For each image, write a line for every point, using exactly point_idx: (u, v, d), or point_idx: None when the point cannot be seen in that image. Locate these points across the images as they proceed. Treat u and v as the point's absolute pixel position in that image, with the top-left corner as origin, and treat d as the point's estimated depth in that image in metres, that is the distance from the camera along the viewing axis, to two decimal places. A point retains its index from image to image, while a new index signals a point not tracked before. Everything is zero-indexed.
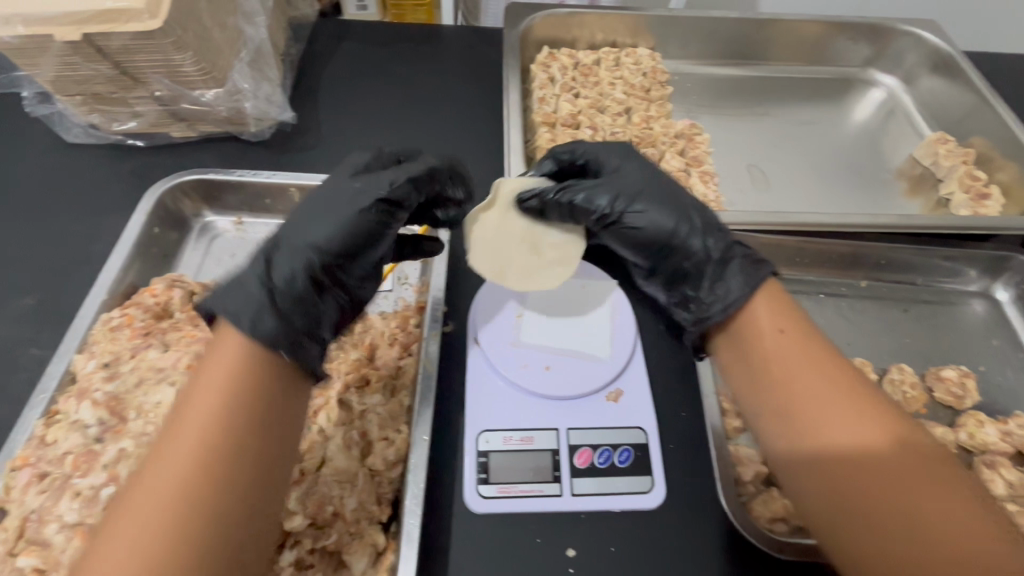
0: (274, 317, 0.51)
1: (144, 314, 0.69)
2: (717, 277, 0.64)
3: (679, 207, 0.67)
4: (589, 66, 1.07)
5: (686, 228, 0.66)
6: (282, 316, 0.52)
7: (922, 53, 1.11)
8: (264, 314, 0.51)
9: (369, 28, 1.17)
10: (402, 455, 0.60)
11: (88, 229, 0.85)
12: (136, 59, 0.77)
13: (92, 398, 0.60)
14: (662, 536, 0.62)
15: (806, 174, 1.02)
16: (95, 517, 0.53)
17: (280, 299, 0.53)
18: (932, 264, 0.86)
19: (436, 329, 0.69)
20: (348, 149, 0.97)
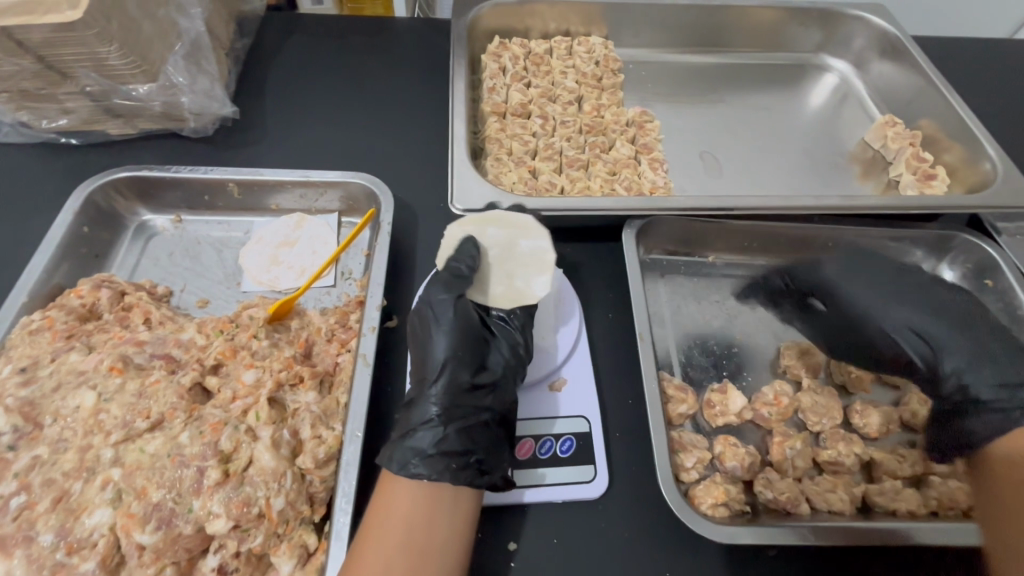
0: (463, 440, 0.57)
1: (68, 316, 0.66)
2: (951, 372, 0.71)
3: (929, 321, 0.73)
4: (541, 56, 1.05)
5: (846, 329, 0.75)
6: (469, 423, 0.58)
7: (871, 38, 1.12)
8: (444, 441, 0.56)
9: (317, 20, 1.14)
10: (334, 452, 0.59)
11: (17, 231, 0.82)
12: (60, 53, 0.74)
13: (4, 405, 0.57)
14: (604, 526, 0.61)
15: (759, 159, 1.02)
16: (3, 529, 0.51)
17: (435, 412, 0.58)
18: (880, 244, 0.86)
19: (374, 323, 0.68)
20: (293, 143, 0.95)
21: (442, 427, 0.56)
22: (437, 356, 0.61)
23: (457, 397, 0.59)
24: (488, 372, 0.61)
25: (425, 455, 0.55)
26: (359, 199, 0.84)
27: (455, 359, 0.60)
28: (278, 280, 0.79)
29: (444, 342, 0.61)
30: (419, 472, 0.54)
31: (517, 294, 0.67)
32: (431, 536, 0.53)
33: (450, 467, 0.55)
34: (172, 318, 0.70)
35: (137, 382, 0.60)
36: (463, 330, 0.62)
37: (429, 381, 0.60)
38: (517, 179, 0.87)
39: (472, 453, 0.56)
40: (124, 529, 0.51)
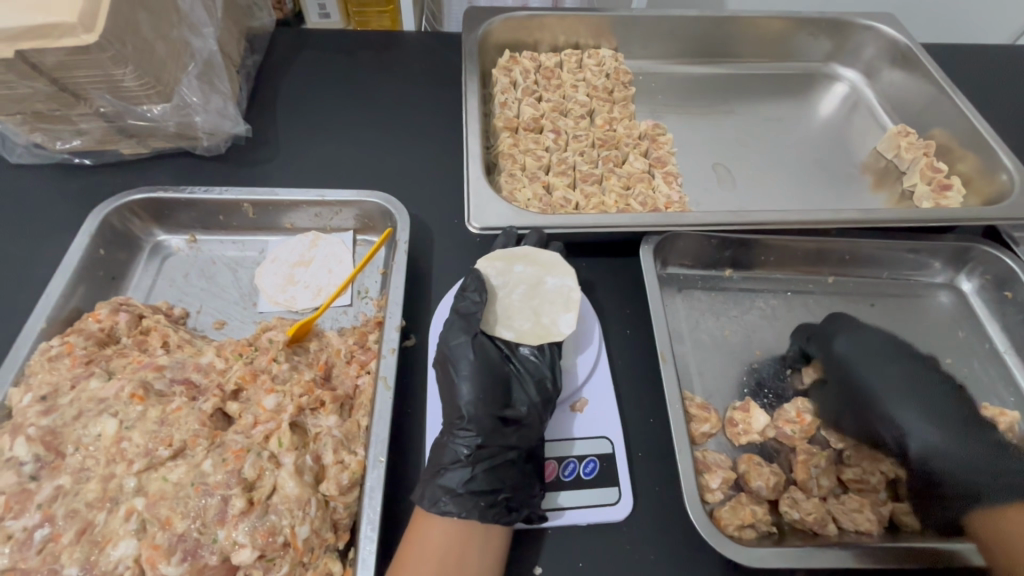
0: (490, 478, 0.58)
1: (87, 341, 0.66)
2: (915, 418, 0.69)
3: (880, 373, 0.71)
4: (552, 69, 1.05)
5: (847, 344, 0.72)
6: (496, 461, 0.59)
7: (882, 47, 1.11)
8: (471, 481, 0.57)
9: (327, 35, 1.14)
10: (357, 478, 0.58)
11: (32, 253, 0.82)
12: (75, 75, 0.74)
13: (26, 434, 0.57)
14: (630, 549, 0.60)
15: (772, 171, 1.01)
16: (28, 562, 0.51)
17: (462, 451, 0.59)
18: (898, 257, 0.85)
19: (393, 345, 0.67)
20: (306, 160, 0.95)
21: (470, 467, 0.58)
22: (461, 395, 0.62)
23: (485, 437, 0.60)
24: (512, 407, 0.63)
25: (454, 494, 0.57)
26: (374, 217, 0.84)
27: (481, 399, 0.61)
28: (294, 300, 0.78)
29: (467, 381, 0.62)
30: (449, 510, 0.56)
31: (544, 330, 0.68)
32: (464, 568, 0.53)
33: (479, 505, 0.56)
34: (190, 341, 0.70)
35: (158, 409, 0.59)
36: (487, 369, 0.64)
37: (457, 422, 0.61)
38: (532, 195, 0.87)
39: (499, 490, 0.58)
40: (149, 561, 0.51)
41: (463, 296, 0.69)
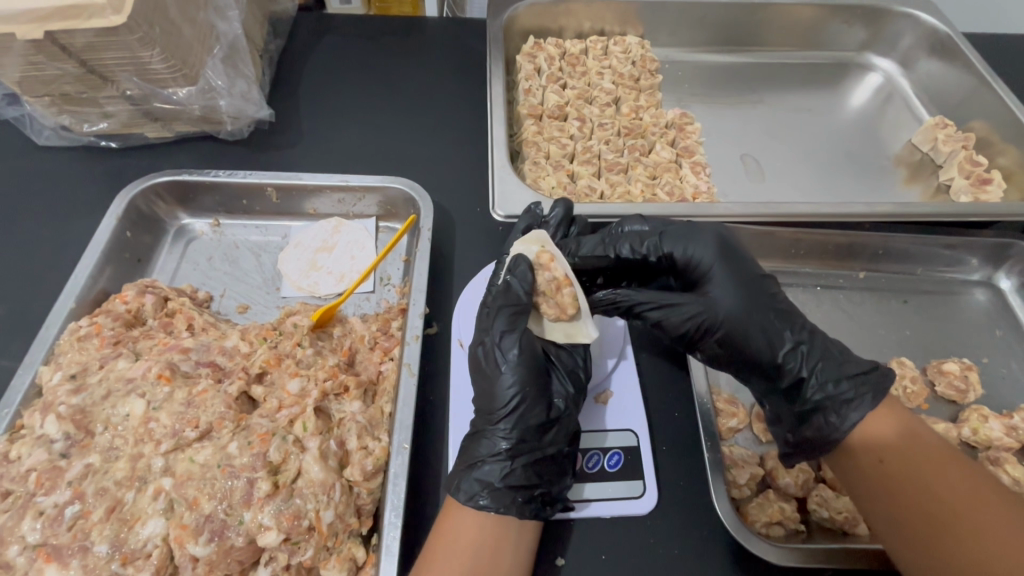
0: (527, 473, 0.57)
1: (114, 322, 0.67)
2: (801, 362, 0.60)
3: (760, 298, 0.62)
4: (577, 56, 1.03)
5: (763, 313, 0.61)
6: (536, 456, 0.58)
7: (919, 35, 1.07)
8: (511, 474, 0.56)
9: (349, 20, 1.13)
10: (382, 464, 0.58)
11: (59, 235, 0.82)
12: (103, 57, 0.73)
13: (56, 412, 0.57)
14: (655, 543, 0.59)
15: (802, 162, 0.98)
16: (59, 538, 0.51)
17: (504, 444, 0.57)
18: (934, 252, 0.82)
19: (417, 332, 0.66)
20: (329, 146, 0.94)
21: (509, 461, 0.57)
22: (502, 388, 0.59)
23: (525, 431, 0.58)
24: (553, 404, 0.61)
25: (492, 486, 0.56)
26: (398, 204, 0.83)
27: (524, 395, 0.59)
28: (318, 285, 0.78)
29: (512, 374, 0.59)
30: (485, 504, 0.55)
31: (573, 327, 0.66)
32: (498, 563, 0.53)
33: (517, 501, 0.55)
34: (215, 324, 0.70)
35: (185, 391, 0.59)
36: (531, 364, 0.60)
37: (498, 416, 0.59)
38: (557, 183, 0.86)
39: (537, 485, 0.57)
40: (177, 540, 0.51)
41: (511, 281, 0.63)
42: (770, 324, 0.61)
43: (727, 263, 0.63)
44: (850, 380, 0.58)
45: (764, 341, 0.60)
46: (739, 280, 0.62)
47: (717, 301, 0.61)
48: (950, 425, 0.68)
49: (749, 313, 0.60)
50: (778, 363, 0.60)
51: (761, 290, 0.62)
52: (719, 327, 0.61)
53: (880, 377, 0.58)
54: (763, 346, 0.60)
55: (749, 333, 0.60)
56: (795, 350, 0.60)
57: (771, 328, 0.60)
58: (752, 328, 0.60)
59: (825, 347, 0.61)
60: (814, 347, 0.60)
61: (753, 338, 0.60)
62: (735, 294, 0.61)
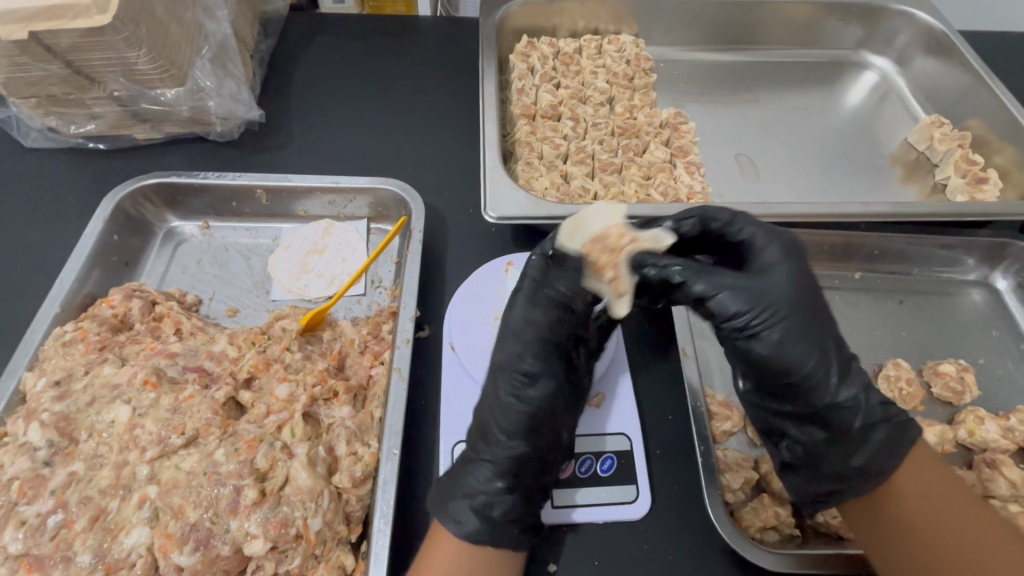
0: (525, 500, 0.56)
1: (100, 327, 0.66)
2: (836, 388, 0.54)
3: (820, 323, 0.55)
4: (570, 55, 1.02)
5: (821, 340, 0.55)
6: (535, 484, 0.57)
7: (915, 33, 1.07)
8: (509, 498, 0.55)
9: (341, 20, 1.12)
10: (370, 470, 0.57)
11: (46, 238, 0.81)
12: (88, 58, 0.72)
13: (40, 419, 0.56)
14: (648, 549, 0.59)
15: (798, 162, 0.98)
16: (41, 549, 0.50)
17: (512, 465, 0.56)
18: (930, 253, 0.82)
19: (407, 336, 0.66)
20: (320, 147, 0.93)
21: (510, 491, 0.55)
22: (523, 404, 0.58)
23: (528, 462, 0.57)
24: (560, 430, 0.60)
25: (493, 509, 0.54)
26: (389, 205, 0.82)
27: (534, 423, 0.58)
28: (308, 288, 0.77)
29: (532, 395, 0.59)
30: (482, 535, 0.53)
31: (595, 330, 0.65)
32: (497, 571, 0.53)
33: (512, 533, 0.54)
34: (203, 328, 0.69)
35: (171, 397, 0.58)
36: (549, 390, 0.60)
37: (513, 434, 0.58)
38: (550, 184, 0.85)
39: (530, 513, 0.56)
40: (161, 550, 0.50)
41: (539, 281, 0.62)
42: (818, 341, 0.54)
43: (780, 271, 0.56)
44: (874, 423, 0.54)
45: (813, 368, 0.54)
46: (806, 301, 0.55)
47: (786, 317, 0.54)
48: (947, 427, 0.68)
49: (802, 325, 0.54)
50: (827, 395, 0.54)
51: (818, 305, 0.55)
52: (778, 345, 0.54)
53: (902, 422, 0.55)
54: (812, 373, 0.54)
55: (797, 347, 0.54)
56: (845, 383, 0.55)
57: (819, 346, 0.54)
58: (802, 342, 0.54)
59: (862, 381, 0.56)
60: (852, 377, 0.55)
61: (799, 350, 0.54)
62: (800, 313, 0.54)
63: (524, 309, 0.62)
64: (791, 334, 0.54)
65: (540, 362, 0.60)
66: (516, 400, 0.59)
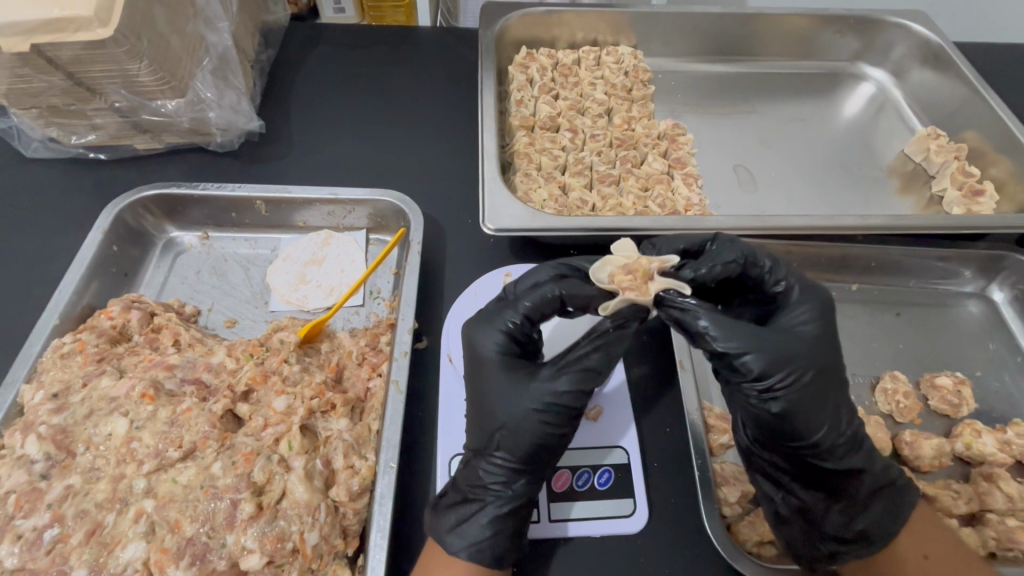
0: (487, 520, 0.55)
1: (98, 339, 0.66)
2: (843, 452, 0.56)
3: (835, 388, 0.56)
4: (569, 66, 1.03)
5: (836, 406, 0.56)
6: (498, 503, 0.56)
7: (912, 45, 1.07)
8: (471, 518, 0.55)
9: (341, 30, 1.12)
10: (368, 484, 0.57)
11: (45, 248, 0.82)
12: (90, 70, 0.73)
13: (37, 432, 0.56)
14: (645, 562, 0.59)
15: (795, 173, 0.98)
16: (37, 563, 0.50)
17: (478, 479, 0.57)
18: (927, 265, 0.82)
19: (405, 348, 0.66)
20: (319, 157, 0.94)
21: (475, 509, 0.56)
22: (488, 417, 0.57)
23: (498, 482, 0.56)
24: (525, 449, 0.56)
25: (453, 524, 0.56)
26: (388, 216, 0.83)
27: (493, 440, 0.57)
28: (306, 299, 0.78)
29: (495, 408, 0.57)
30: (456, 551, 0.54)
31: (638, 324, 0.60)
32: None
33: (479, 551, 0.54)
34: (201, 340, 0.69)
35: (169, 410, 0.58)
36: (517, 407, 0.56)
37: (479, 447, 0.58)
38: (548, 196, 0.85)
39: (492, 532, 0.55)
40: (157, 565, 0.50)
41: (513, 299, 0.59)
42: (832, 407, 0.56)
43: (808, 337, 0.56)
44: (879, 491, 0.57)
45: (826, 434, 0.55)
46: (827, 369, 0.56)
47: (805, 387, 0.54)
48: (944, 440, 0.68)
49: (821, 389, 0.55)
50: (840, 457, 0.56)
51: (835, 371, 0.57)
52: (798, 412, 0.54)
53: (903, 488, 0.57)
54: (827, 438, 0.55)
55: (816, 409, 0.55)
56: (855, 446, 0.56)
57: (834, 413, 0.55)
58: (817, 405, 0.55)
59: (871, 447, 0.58)
60: (862, 446, 0.57)
61: (815, 414, 0.55)
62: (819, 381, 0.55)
63: (504, 327, 0.58)
64: (812, 400, 0.55)
65: (506, 373, 0.57)
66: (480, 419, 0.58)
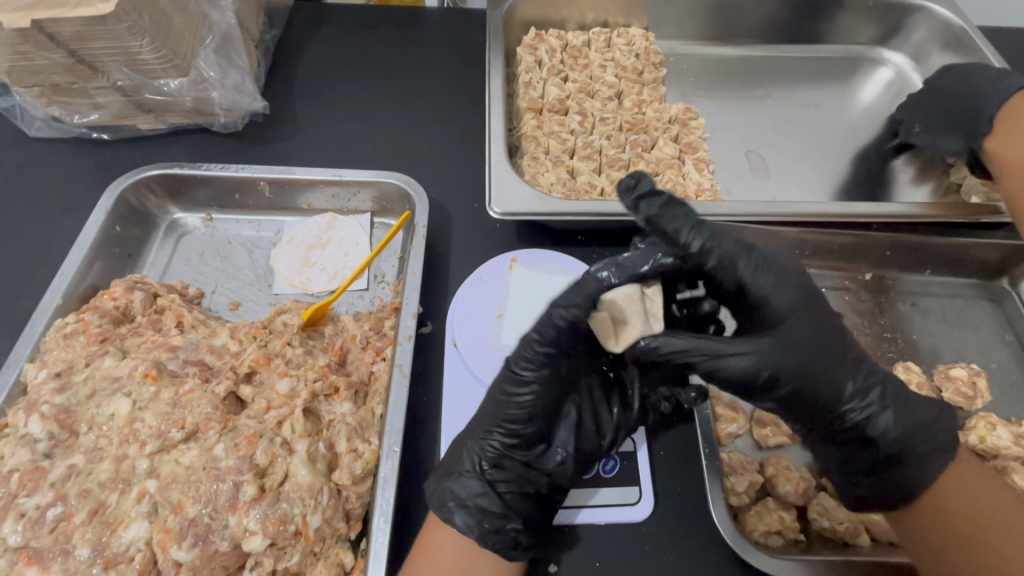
0: (504, 502, 0.54)
1: (101, 319, 0.65)
2: (860, 404, 0.53)
3: (835, 356, 0.53)
4: (579, 48, 1.01)
5: (850, 367, 0.53)
6: (485, 484, 0.54)
7: (932, 29, 1.04)
8: (467, 495, 0.54)
9: (347, 11, 1.10)
10: (371, 468, 0.57)
11: (48, 228, 0.81)
12: (91, 47, 0.72)
13: (40, 411, 0.56)
14: (651, 551, 0.58)
15: (809, 160, 0.96)
16: (40, 541, 0.50)
17: (481, 456, 0.56)
18: (944, 254, 0.80)
19: (409, 332, 0.65)
20: (324, 139, 0.92)
21: (482, 482, 0.54)
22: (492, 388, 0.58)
23: (499, 462, 0.55)
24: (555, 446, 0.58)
25: (451, 488, 0.54)
26: (393, 199, 0.81)
27: (496, 414, 0.56)
28: (310, 283, 0.77)
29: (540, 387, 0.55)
30: (454, 522, 0.52)
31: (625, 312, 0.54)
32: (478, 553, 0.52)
33: (482, 528, 0.52)
34: (204, 322, 0.69)
35: (171, 391, 0.58)
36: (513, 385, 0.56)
37: (490, 425, 0.56)
38: (556, 180, 0.84)
39: (509, 518, 0.54)
40: (160, 545, 0.50)
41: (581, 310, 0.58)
42: (847, 372, 0.53)
43: (808, 305, 0.54)
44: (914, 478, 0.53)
45: (843, 391, 0.53)
46: (821, 334, 0.53)
47: (804, 348, 0.51)
48: (958, 433, 0.66)
49: (824, 348, 0.52)
50: (848, 410, 0.53)
51: (809, 296, 0.54)
52: (795, 375, 0.51)
53: (944, 425, 0.55)
54: (837, 395, 0.53)
55: (826, 363, 0.52)
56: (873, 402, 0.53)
57: (845, 363, 0.53)
58: (809, 350, 0.51)
59: (907, 411, 0.54)
60: (903, 417, 0.54)
61: (814, 360, 0.52)
62: (816, 346, 0.52)
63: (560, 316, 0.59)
64: (813, 359, 0.51)
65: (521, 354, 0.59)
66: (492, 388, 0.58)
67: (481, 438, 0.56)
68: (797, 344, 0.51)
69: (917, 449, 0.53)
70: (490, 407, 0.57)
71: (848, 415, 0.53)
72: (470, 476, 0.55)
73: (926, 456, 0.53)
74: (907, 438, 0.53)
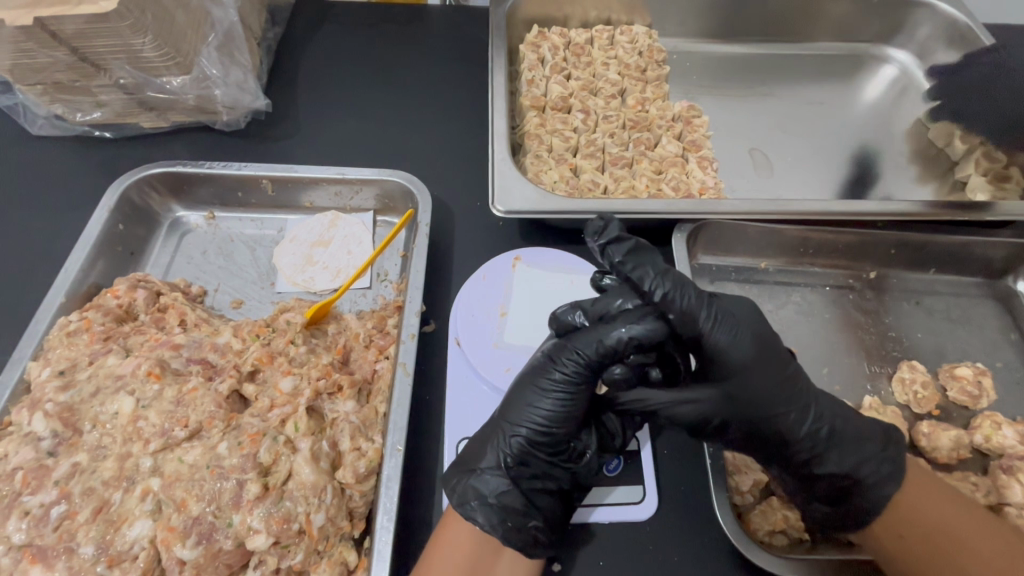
0: (528, 500, 0.54)
1: (104, 317, 0.65)
2: (812, 443, 0.53)
3: (788, 399, 0.53)
4: (582, 46, 1.00)
5: (797, 412, 0.53)
6: (509, 482, 0.54)
7: (938, 26, 1.03)
8: (489, 493, 0.53)
9: (349, 8, 1.10)
10: (374, 467, 0.57)
11: (51, 227, 0.81)
12: (94, 45, 0.71)
13: (44, 410, 0.56)
14: (655, 550, 0.58)
15: (813, 158, 0.95)
16: (44, 539, 0.50)
17: (506, 454, 0.54)
18: (949, 253, 0.79)
19: (413, 331, 0.65)
20: (326, 137, 0.92)
21: (508, 480, 0.54)
22: (517, 385, 0.57)
23: (526, 459, 0.54)
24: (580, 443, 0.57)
25: (475, 485, 0.54)
26: (396, 197, 0.81)
27: (523, 411, 0.55)
28: (313, 281, 0.77)
29: (563, 387, 0.54)
30: (475, 517, 0.52)
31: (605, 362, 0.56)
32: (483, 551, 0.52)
33: (505, 525, 0.52)
34: (207, 320, 0.69)
35: (174, 389, 0.58)
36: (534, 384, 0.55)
37: (517, 424, 0.55)
38: (559, 178, 0.83)
39: (531, 515, 0.53)
40: (164, 543, 0.50)
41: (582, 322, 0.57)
42: (802, 414, 0.53)
43: (760, 351, 0.53)
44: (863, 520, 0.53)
45: (796, 433, 0.53)
46: (773, 379, 0.53)
47: (750, 392, 0.53)
48: (963, 432, 0.66)
49: (773, 393, 0.53)
50: (801, 449, 0.54)
51: (761, 340, 0.53)
52: (745, 413, 0.53)
53: (894, 453, 0.54)
54: (789, 435, 0.53)
55: (774, 406, 0.53)
56: (825, 444, 0.54)
57: (794, 406, 0.53)
58: (759, 397, 0.53)
59: (865, 454, 0.54)
60: (858, 460, 0.53)
61: (762, 406, 0.53)
62: (763, 390, 0.53)
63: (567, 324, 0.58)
64: (760, 402, 0.53)
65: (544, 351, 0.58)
66: (517, 384, 0.57)
67: (507, 436, 0.55)
68: (739, 391, 0.53)
69: (869, 479, 0.53)
70: (516, 404, 0.55)
71: (797, 454, 0.54)
72: (495, 474, 0.54)
73: (877, 485, 0.53)
74: (858, 477, 0.53)
